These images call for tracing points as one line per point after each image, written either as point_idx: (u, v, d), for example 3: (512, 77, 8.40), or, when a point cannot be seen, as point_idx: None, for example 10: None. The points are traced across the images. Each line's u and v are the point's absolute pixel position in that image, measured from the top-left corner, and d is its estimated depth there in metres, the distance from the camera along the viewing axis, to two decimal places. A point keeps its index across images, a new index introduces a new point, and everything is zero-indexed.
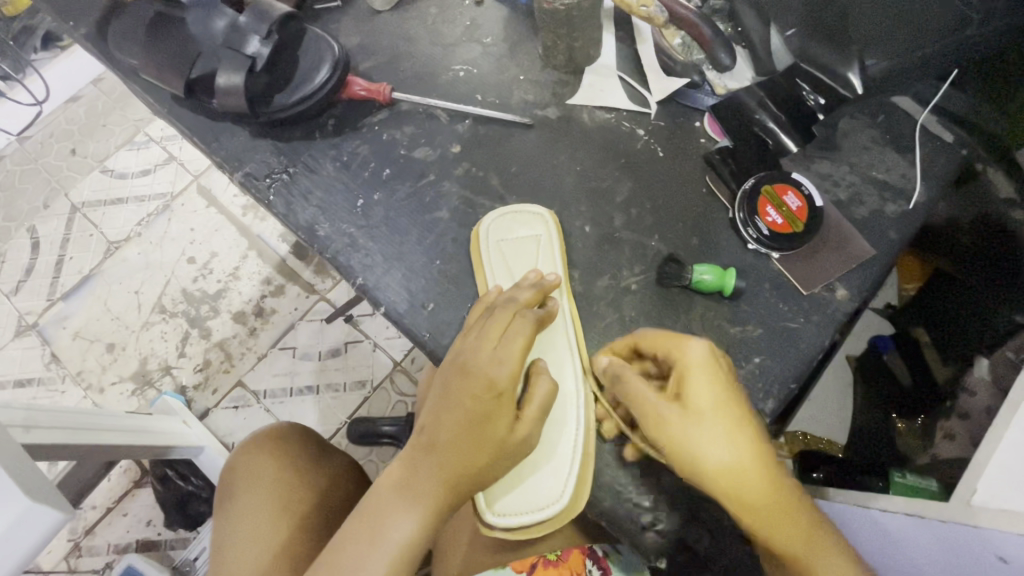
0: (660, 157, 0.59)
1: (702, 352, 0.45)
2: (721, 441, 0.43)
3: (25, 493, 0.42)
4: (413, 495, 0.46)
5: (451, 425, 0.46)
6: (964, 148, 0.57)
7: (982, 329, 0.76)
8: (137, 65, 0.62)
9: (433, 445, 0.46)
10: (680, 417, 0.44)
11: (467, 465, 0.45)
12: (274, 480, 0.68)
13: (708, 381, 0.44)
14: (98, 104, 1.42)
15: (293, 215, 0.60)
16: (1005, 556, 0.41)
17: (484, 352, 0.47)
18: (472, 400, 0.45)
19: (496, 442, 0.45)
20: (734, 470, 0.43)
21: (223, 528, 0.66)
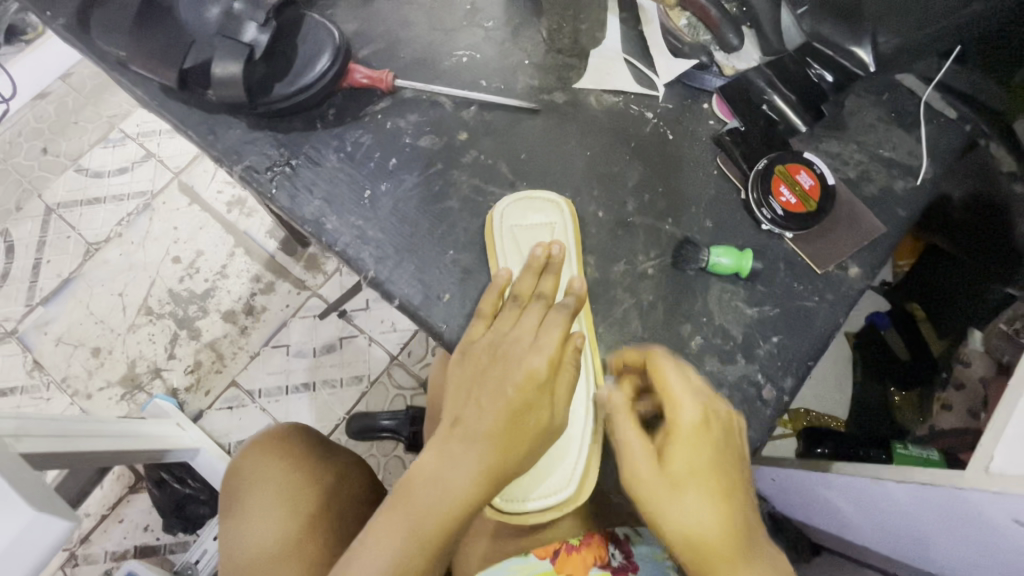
0: (670, 140, 0.58)
1: (690, 417, 0.44)
2: (693, 501, 0.41)
3: (30, 504, 0.43)
4: (450, 484, 0.43)
5: (493, 413, 0.45)
6: (967, 124, 0.58)
7: (978, 301, 0.77)
8: (125, 56, 0.60)
9: (470, 435, 0.45)
10: (660, 468, 0.43)
11: (507, 456, 0.44)
12: (284, 481, 0.67)
13: (697, 440, 0.43)
14: (68, 100, 1.37)
15: (298, 208, 0.58)
16: (1020, 519, 0.42)
17: (518, 345, 0.48)
18: (516, 387, 0.46)
19: (535, 433, 0.45)
20: (691, 535, 0.41)
21: (231, 531, 0.65)
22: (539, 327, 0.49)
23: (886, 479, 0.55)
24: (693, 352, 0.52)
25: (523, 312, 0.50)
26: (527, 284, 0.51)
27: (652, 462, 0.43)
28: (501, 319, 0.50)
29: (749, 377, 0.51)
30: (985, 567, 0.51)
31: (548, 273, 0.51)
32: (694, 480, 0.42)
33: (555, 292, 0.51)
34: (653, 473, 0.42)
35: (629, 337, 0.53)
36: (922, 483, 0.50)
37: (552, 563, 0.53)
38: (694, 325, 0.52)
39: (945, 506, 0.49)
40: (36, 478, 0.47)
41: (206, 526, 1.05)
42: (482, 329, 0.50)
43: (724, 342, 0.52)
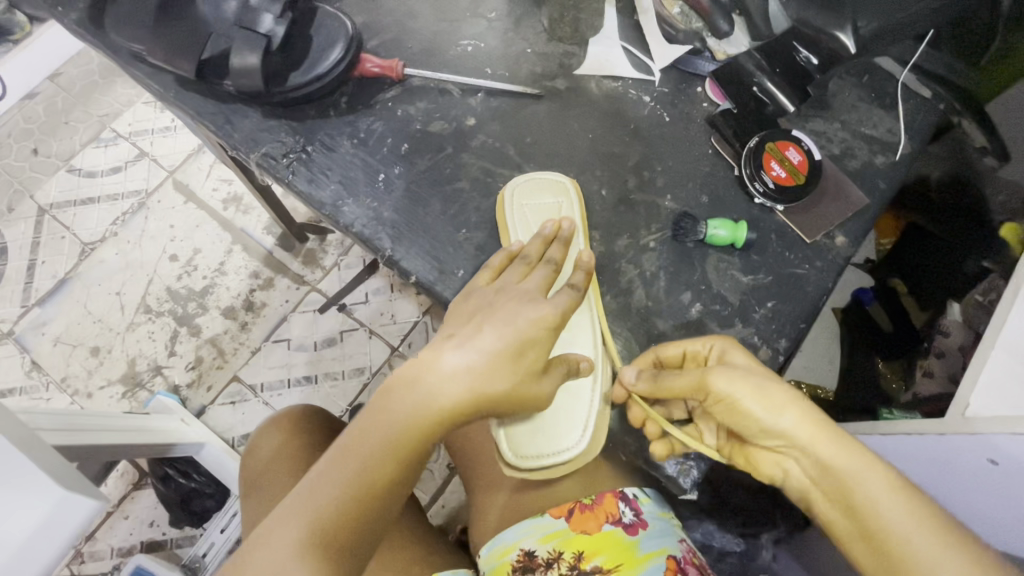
0: (667, 122, 0.62)
1: (730, 340, 0.49)
2: (785, 404, 0.44)
3: (57, 484, 0.48)
4: (432, 394, 0.43)
5: (494, 337, 0.45)
6: (942, 103, 0.62)
7: (956, 273, 0.83)
8: (141, 50, 0.62)
9: (466, 349, 0.45)
10: (744, 390, 0.45)
11: (496, 382, 0.44)
12: (294, 458, 0.68)
13: (747, 357, 0.47)
14: (58, 101, 1.38)
15: (314, 193, 0.61)
16: (994, 459, 0.46)
17: (524, 291, 0.49)
18: (525, 322, 0.46)
19: (528, 366, 0.46)
20: (800, 428, 0.43)
21: (247, 507, 0.66)
22: (542, 282, 0.51)
23: (874, 433, 0.60)
24: (695, 317, 0.55)
25: (530, 270, 0.52)
26: (536, 250, 0.54)
27: (730, 390, 0.45)
28: (508, 273, 0.52)
29: (747, 339, 0.55)
30: (954, 509, 0.56)
31: (558, 243, 0.54)
32: (765, 382, 0.45)
33: (564, 260, 0.54)
34: (737, 397, 0.45)
35: (635, 305, 0.56)
36: (905, 434, 0.55)
37: (567, 520, 0.57)
38: (695, 293, 0.56)
39: (927, 452, 0.54)
40: (65, 462, 0.51)
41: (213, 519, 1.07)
42: (489, 279, 0.53)
43: (723, 308, 0.56)
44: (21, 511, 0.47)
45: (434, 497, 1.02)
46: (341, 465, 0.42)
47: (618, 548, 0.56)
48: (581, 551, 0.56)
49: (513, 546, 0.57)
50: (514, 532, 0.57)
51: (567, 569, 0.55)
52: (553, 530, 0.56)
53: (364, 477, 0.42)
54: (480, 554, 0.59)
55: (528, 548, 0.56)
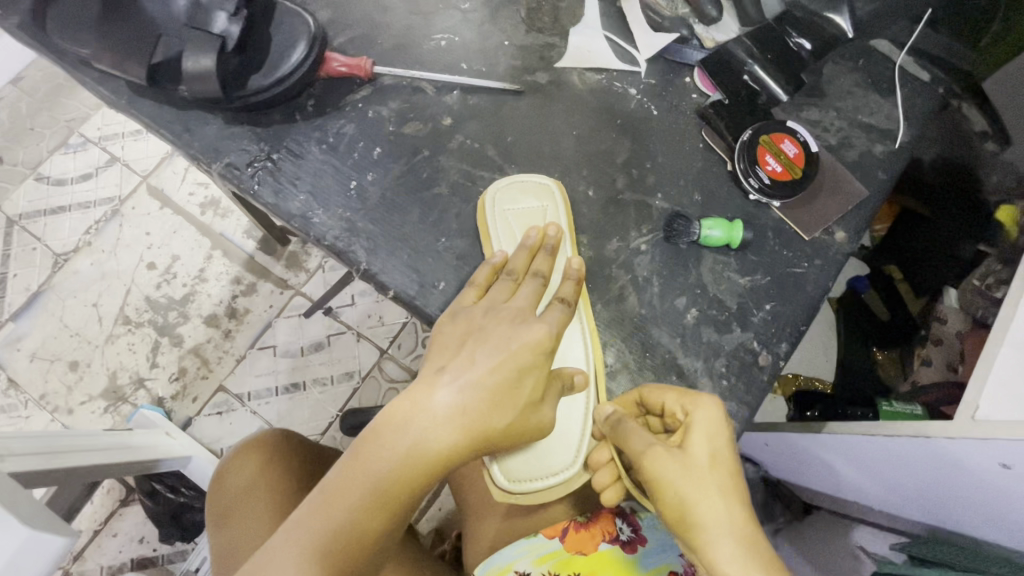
0: (655, 116, 0.59)
1: (709, 405, 0.43)
2: (713, 496, 0.40)
3: (25, 524, 0.45)
4: (423, 437, 0.41)
5: (489, 368, 0.43)
6: (940, 87, 0.60)
7: (950, 260, 0.81)
8: (89, 55, 0.57)
9: (460, 385, 0.43)
10: (676, 468, 0.41)
11: (492, 418, 0.42)
12: (269, 485, 0.67)
13: (713, 434, 0.42)
14: (21, 105, 1.31)
15: (283, 203, 0.57)
16: (1006, 463, 0.45)
17: (515, 314, 0.47)
18: (520, 347, 0.44)
19: (524, 400, 0.44)
20: (714, 528, 0.39)
21: (219, 538, 0.65)
22: (533, 302, 0.48)
23: (878, 434, 0.57)
24: (690, 324, 0.53)
25: (517, 287, 0.49)
26: (521, 263, 0.51)
27: (668, 459, 0.41)
28: (495, 292, 0.49)
29: (745, 345, 0.52)
30: (967, 502, 0.55)
31: (545, 253, 0.51)
32: (701, 469, 0.41)
33: (552, 271, 0.51)
34: (666, 471, 0.41)
35: (626, 313, 0.53)
36: (910, 435, 0.53)
37: (561, 540, 0.54)
38: (690, 298, 0.53)
39: (937, 454, 0.52)
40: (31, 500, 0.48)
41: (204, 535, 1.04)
42: (473, 299, 0.49)
43: (719, 313, 0.53)
44: None
45: (428, 503, 0.99)
46: (321, 521, 0.38)
47: (615, 567, 0.54)
48: (577, 573, 0.53)
49: (508, 569, 0.54)
50: (510, 552, 0.54)
51: None
52: (547, 551, 0.54)
53: (347, 534, 0.38)
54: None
55: (523, 570, 0.54)
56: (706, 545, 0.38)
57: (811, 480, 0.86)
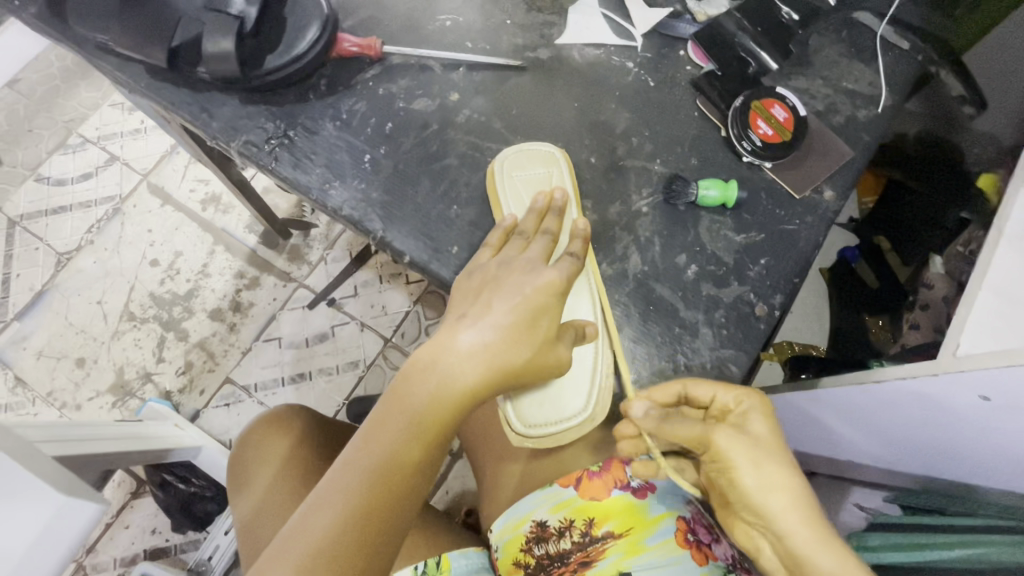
0: (651, 87, 0.62)
1: (755, 394, 0.48)
2: (783, 469, 0.44)
3: (58, 491, 0.53)
4: (450, 374, 0.45)
5: (505, 310, 0.48)
6: (920, 54, 0.63)
7: (937, 228, 0.85)
8: (108, 41, 0.60)
9: (479, 327, 0.47)
10: (747, 445, 0.45)
11: (511, 354, 0.46)
12: (285, 457, 0.69)
13: (764, 417, 0.47)
14: (20, 108, 1.33)
15: (299, 179, 0.60)
16: (986, 394, 0.49)
17: (526, 265, 0.51)
18: (532, 290, 0.49)
19: (541, 337, 0.48)
20: (780, 504, 0.43)
21: (240, 507, 0.68)
22: (544, 257, 0.52)
23: (866, 381, 0.60)
24: (690, 279, 0.56)
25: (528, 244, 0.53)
26: (531, 224, 0.54)
27: (731, 448, 0.46)
28: (509, 249, 0.53)
29: (742, 297, 0.55)
30: (952, 442, 0.59)
31: (553, 214, 0.54)
32: (759, 450, 0.45)
33: (560, 231, 0.54)
34: (739, 449, 0.45)
35: (630, 270, 0.56)
36: (897, 378, 0.56)
37: (575, 488, 0.57)
38: (689, 255, 0.56)
39: (923, 395, 0.55)
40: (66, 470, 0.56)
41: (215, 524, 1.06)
42: (488, 257, 0.53)
43: (718, 268, 0.56)
44: (24, 517, 0.51)
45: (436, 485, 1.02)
46: (365, 454, 0.43)
47: (628, 512, 0.57)
48: (591, 518, 0.57)
49: (525, 518, 0.58)
50: (526, 504, 0.59)
51: (579, 535, 0.57)
52: (562, 499, 0.57)
53: (390, 463, 0.43)
54: (494, 529, 0.61)
55: (540, 519, 0.58)
56: (775, 522, 0.43)
57: (806, 442, 0.89)
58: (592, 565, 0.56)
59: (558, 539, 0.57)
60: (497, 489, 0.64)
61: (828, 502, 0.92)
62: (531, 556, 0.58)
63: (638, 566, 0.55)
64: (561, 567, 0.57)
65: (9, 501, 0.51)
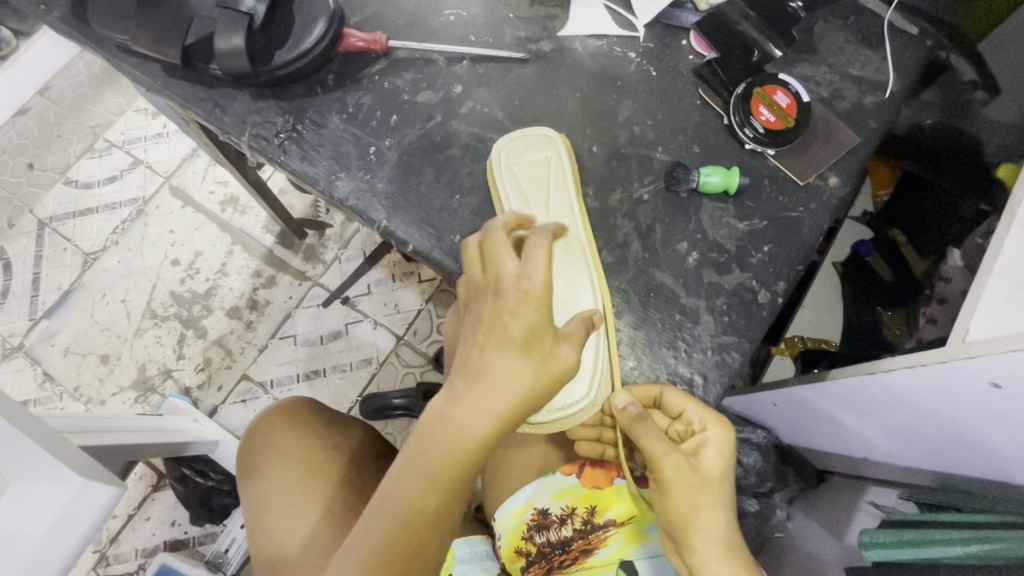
0: (654, 77, 0.62)
1: (717, 424, 0.49)
2: (716, 506, 0.47)
3: (79, 475, 0.54)
4: (460, 428, 0.45)
5: (499, 344, 0.46)
6: (929, 39, 0.62)
7: (953, 220, 0.82)
8: (126, 40, 0.62)
9: (478, 369, 0.45)
10: (692, 476, 0.48)
11: (517, 389, 0.45)
12: (296, 447, 0.71)
13: (722, 448, 0.49)
14: (50, 114, 1.38)
15: (308, 171, 0.61)
16: (997, 382, 0.48)
17: (506, 280, 0.47)
18: (515, 311, 0.46)
19: (542, 361, 0.46)
20: (702, 527, 0.46)
21: (252, 497, 0.70)
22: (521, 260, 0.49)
23: (875, 372, 0.59)
24: (691, 267, 0.56)
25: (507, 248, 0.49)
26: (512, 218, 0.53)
27: (681, 468, 0.47)
28: (495, 258, 0.48)
29: (744, 284, 0.55)
30: (965, 437, 0.58)
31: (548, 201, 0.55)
32: (704, 479, 0.48)
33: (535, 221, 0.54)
34: (679, 477, 0.47)
35: (631, 259, 0.57)
36: (907, 367, 0.55)
37: (578, 477, 0.59)
38: (691, 243, 0.56)
39: (935, 382, 0.53)
40: (89, 456, 0.58)
41: (233, 516, 1.08)
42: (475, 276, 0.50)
43: (719, 255, 0.56)
44: (43, 501, 0.53)
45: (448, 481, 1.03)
46: (384, 524, 0.45)
47: (630, 503, 0.58)
48: (593, 506, 0.59)
49: (527, 506, 0.59)
50: (527, 492, 0.60)
51: (581, 523, 0.59)
52: (565, 487, 0.59)
53: (410, 528, 0.44)
54: (495, 519, 0.62)
55: (542, 506, 0.59)
56: (696, 541, 0.46)
57: (817, 440, 0.88)
58: (593, 552, 0.59)
59: (560, 527, 0.59)
60: (501, 478, 0.63)
61: (842, 501, 0.90)
62: (532, 544, 0.59)
63: (638, 555, 0.58)
64: (562, 554, 0.59)
65: (32, 481, 0.53)
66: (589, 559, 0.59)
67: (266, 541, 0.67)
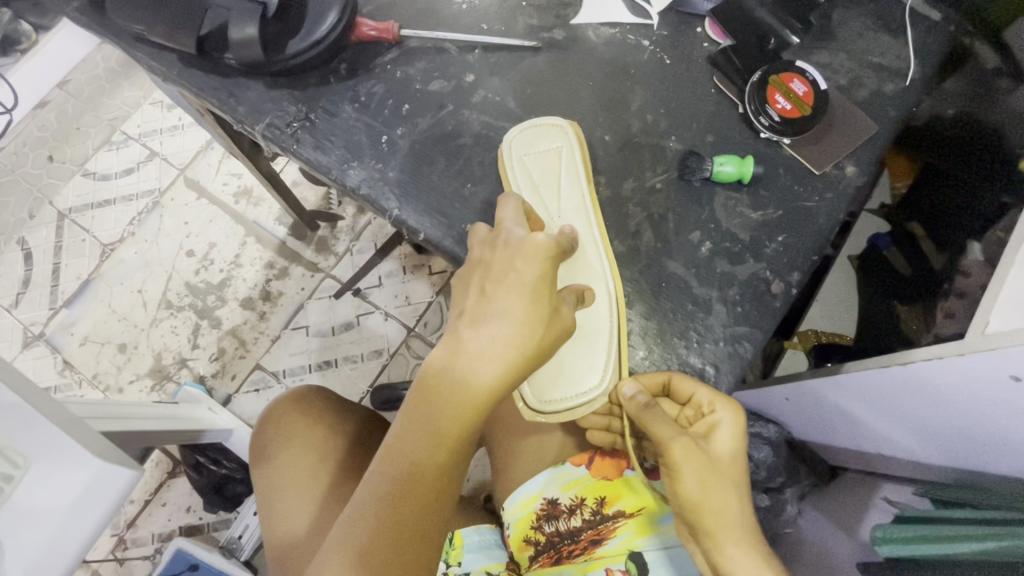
0: (668, 65, 0.61)
1: (729, 406, 0.49)
2: (728, 490, 0.46)
3: (99, 457, 0.55)
4: (467, 375, 0.44)
5: (506, 295, 0.46)
6: (952, 25, 0.60)
7: (974, 211, 0.80)
8: (142, 30, 0.63)
9: (485, 317, 0.45)
10: (702, 460, 0.47)
11: (525, 339, 0.45)
12: (307, 434, 0.72)
13: (735, 432, 0.48)
14: (69, 107, 1.40)
15: (320, 160, 0.62)
16: (1018, 375, 0.47)
17: (515, 239, 0.49)
18: (525, 266, 0.47)
19: (548, 316, 0.46)
20: (718, 511, 0.46)
21: (264, 482, 0.71)
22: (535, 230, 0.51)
23: (890, 364, 0.58)
24: (704, 256, 0.55)
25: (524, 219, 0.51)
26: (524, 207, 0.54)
27: (691, 451, 0.47)
28: (509, 224, 0.50)
29: (757, 274, 0.55)
30: (981, 430, 0.57)
31: None
32: (715, 461, 0.47)
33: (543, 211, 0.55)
34: (690, 461, 0.47)
35: (642, 248, 0.56)
36: (924, 360, 0.54)
37: (587, 468, 0.59)
38: (703, 232, 0.56)
39: (951, 374, 0.53)
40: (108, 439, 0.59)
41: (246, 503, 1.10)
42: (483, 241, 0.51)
43: (732, 245, 0.56)
44: (67, 481, 0.54)
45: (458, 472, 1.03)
46: (391, 467, 0.45)
47: (639, 494, 0.59)
48: (602, 497, 0.59)
49: (536, 496, 0.60)
50: (536, 483, 0.60)
51: (590, 513, 0.59)
52: (574, 477, 0.59)
53: (414, 480, 0.44)
54: (504, 508, 0.62)
55: (551, 496, 0.59)
56: (711, 526, 0.45)
57: (830, 436, 0.87)
58: (602, 543, 0.58)
59: (569, 517, 0.59)
60: (511, 467, 0.64)
61: (855, 496, 0.89)
62: (542, 533, 0.60)
63: (648, 546, 0.57)
64: (571, 545, 0.59)
65: (56, 461, 0.54)
66: (598, 550, 0.58)
67: (277, 527, 0.68)
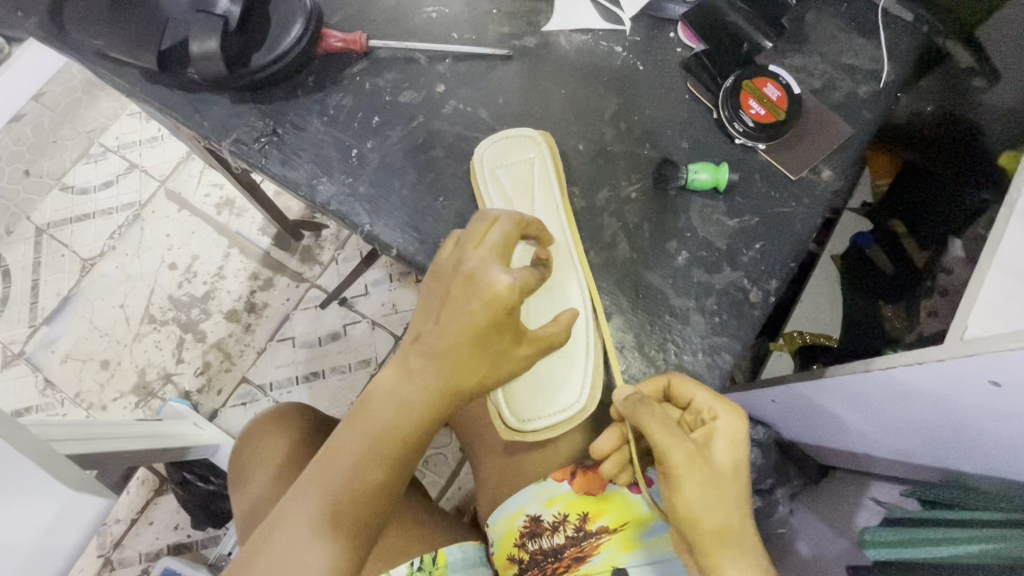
0: (641, 71, 0.60)
1: (731, 415, 0.47)
2: (729, 504, 0.45)
3: (68, 486, 0.53)
4: (405, 401, 0.45)
5: (456, 331, 0.44)
6: (925, 25, 0.60)
7: (955, 208, 0.80)
8: (104, 46, 0.61)
9: (431, 349, 0.45)
10: (706, 470, 0.45)
11: (465, 375, 0.45)
12: (286, 453, 0.70)
13: (737, 441, 0.47)
14: (44, 120, 1.38)
15: (290, 175, 0.60)
16: (997, 381, 0.46)
17: (479, 266, 0.45)
18: (481, 306, 0.44)
19: (495, 355, 0.46)
20: (717, 526, 0.44)
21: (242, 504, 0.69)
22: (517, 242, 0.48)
23: (873, 368, 0.57)
24: (681, 266, 0.55)
25: (513, 244, 0.47)
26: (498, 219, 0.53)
27: (692, 462, 0.45)
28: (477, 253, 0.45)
29: (735, 283, 0.54)
30: (962, 433, 0.57)
31: None
32: (716, 472, 0.46)
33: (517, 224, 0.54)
34: (692, 473, 0.45)
35: (618, 259, 0.55)
36: (905, 365, 0.53)
37: (570, 483, 0.58)
38: (680, 241, 0.55)
39: (932, 379, 0.52)
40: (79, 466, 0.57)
41: None
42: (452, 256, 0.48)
43: (710, 254, 0.55)
44: (33, 515, 0.52)
45: (448, 483, 1.02)
46: (318, 487, 0.44)
47: (621, 510, 0.58)
48: (585, 513, 0.58)
49: (518, 513, 0.59)
50: (519, 499, 0.59)
51: (573, 530, 0.58)
52: (556, 494, 0.58)
53: (339, 505, 0.43)
54: (488, 524, 0.62)
55: (533, 513, 0.58)
56: (710, 540, 0.44)
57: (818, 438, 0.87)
58: (586, 560, 0.57)
59: (552, 534, 0.58)
60: (494, 484, 0.63)
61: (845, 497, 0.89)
62: (525, 551, 0.58)
63: (633, 562, 0.56)
64: (554, 563, 0.58)
65: (17, 496, 0.52)
66: (582, 567, 0.57)
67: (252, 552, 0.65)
